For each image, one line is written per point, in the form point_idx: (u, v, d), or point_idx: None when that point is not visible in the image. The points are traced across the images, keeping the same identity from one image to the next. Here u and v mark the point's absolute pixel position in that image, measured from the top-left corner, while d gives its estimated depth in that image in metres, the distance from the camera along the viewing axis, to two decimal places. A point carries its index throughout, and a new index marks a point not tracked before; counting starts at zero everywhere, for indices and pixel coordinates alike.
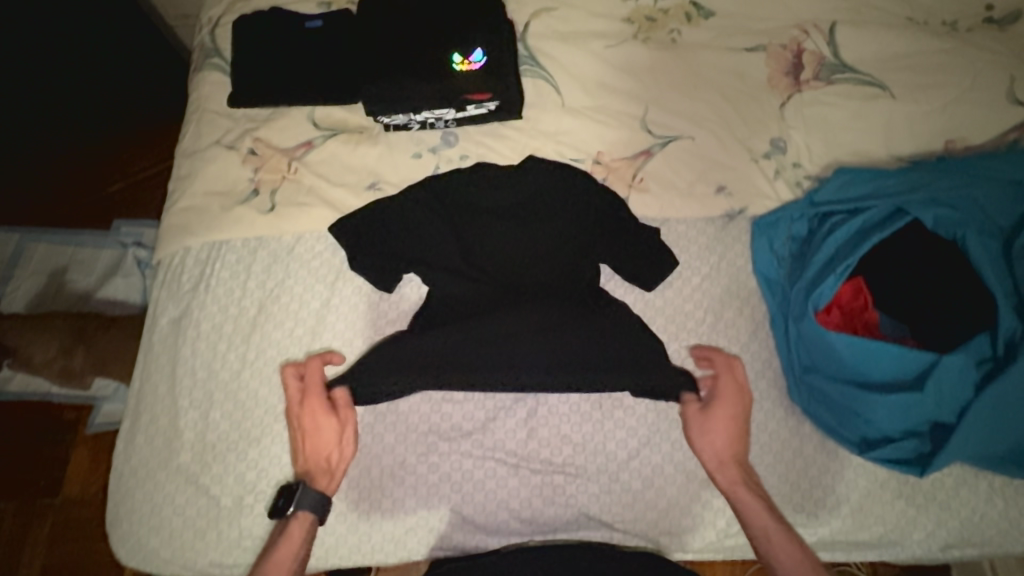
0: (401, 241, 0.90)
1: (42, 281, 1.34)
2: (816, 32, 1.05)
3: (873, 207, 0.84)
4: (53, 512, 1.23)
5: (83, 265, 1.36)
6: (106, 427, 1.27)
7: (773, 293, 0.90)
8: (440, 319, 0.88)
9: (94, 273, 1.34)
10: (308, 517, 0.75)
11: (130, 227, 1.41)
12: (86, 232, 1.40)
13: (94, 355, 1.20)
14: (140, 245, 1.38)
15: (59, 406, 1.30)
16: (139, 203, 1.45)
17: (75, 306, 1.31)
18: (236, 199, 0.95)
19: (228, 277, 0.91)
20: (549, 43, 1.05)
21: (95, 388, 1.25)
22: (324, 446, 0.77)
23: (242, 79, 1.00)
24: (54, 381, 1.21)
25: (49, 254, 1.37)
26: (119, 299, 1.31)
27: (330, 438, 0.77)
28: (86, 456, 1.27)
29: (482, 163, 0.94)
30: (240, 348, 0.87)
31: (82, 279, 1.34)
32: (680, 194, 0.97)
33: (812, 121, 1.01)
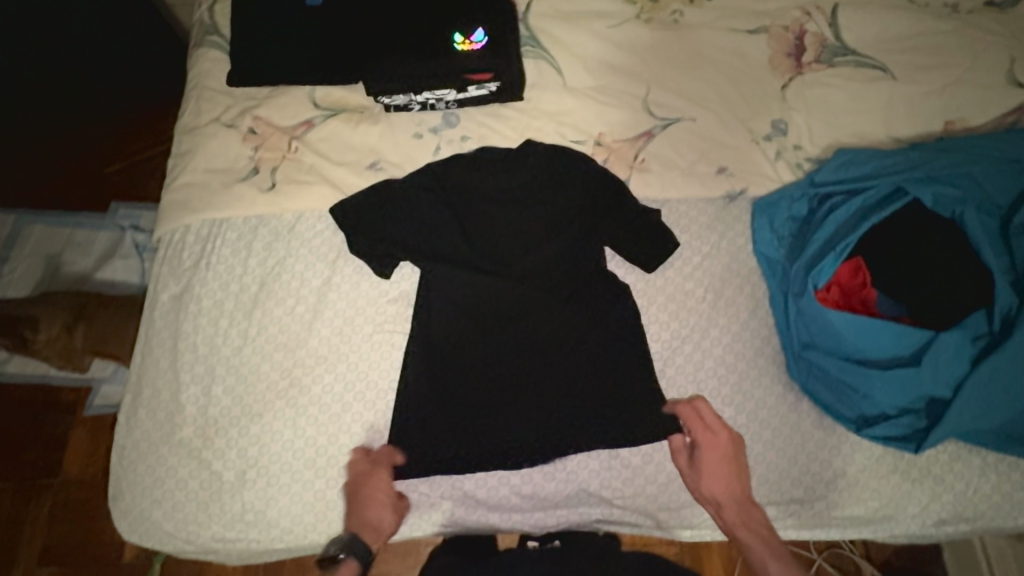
0: (401, 219, 0.90)
1: (40, 263, 1.36)
2: (818, 14, 1.05)
3: (873, 186, 0.85)
4: (53, 492, 1.24)
5: (80, 248, 1.38)
6: (104, 410, 1.29)
7: (773, 272, 0.90)
8: (442, 297, 0.88)
9: (92, 256, 1.37)
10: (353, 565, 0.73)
11: (128, 210, 1.42)
12: (82, 215, 1.41)
13: (94, 334, 1.20)
14: (138, 228, 1.40)
15: (57, 387, 1.31)
16: (138, 185, 1.46)
17: (72, 287, 1.33)
18: (236, 176, 0.95)
19: (228, 254, 0.91)
20: (551, 23, 1.05)
21: (92, 370, 1.28)
22: (378, 512, 0.78)
23: (241, 55, 0.99)
24: (54, 362, 1.22)
25: (45, 237, 1.38)
26: (117, 281, 1.33)
27: (381, 499, 0.78)
28: (85, 437, 1.27)
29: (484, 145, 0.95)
30: (242, 325, 0.87)
31: (79, 261, 1.36)
32: (681, 173, 0.97)
33: (813, 103, 1.01)
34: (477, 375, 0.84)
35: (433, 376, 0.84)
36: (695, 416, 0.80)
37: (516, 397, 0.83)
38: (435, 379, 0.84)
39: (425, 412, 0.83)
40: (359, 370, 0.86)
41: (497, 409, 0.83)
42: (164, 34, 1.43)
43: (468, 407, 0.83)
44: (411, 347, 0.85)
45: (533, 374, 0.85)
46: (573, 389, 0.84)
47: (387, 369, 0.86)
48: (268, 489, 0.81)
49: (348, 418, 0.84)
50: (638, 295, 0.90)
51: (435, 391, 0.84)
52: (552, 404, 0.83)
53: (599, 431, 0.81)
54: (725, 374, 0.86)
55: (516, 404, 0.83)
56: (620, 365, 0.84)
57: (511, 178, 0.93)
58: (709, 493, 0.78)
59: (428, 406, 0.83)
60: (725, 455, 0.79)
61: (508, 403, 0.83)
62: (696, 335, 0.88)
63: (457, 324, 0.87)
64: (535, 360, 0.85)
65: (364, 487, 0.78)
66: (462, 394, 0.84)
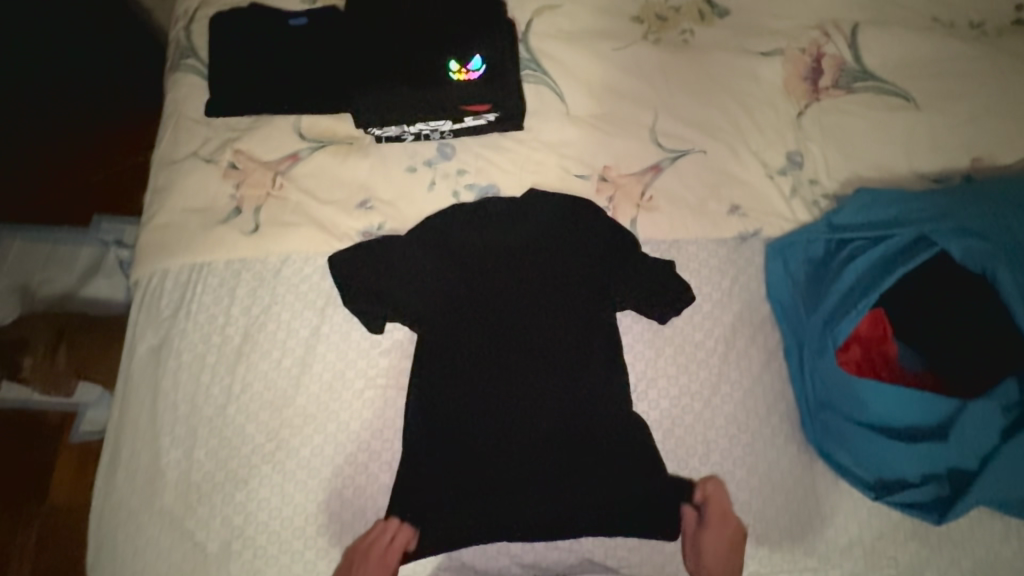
0: (397, 272, 0.85)
1: (17, 281, 1.29)
2: (837, 35, 1.01)
3: (896, 235, 0.80)
4: (40, 520, 1.20)
5: (60, 263, 1.32)
6: (90, 436, 1.25)
7: (788, 320, 0.85)
8: (439, 351, 0.83)
9: (74, 272, 1.31)
10: None
11: (112, 223, 1.37)
12: (64, 229, 1.36)
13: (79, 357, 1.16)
14: (122, 244, 1.35)
15: (42, 410, 1.27)
16: (121, 196, 1.41)
17: (54, 305, 1.26)
18: (216, 217, 0.89)
19: (210, 302, 0.86)
20: (554, 44, 1.00)
21: (77, 395, 1.24)
22: None
23: (225, 85, 0.93)
24: (40, 387, 1.19)
25: (26, 252, 1.32)
26: (101, 298, 1.28)
27: None
28: (72, 463, 1.24)
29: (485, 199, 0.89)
30: (224, 381, 0.82)
31: (60, 277, 1.30)
32: (689, 211, 0.92)
33: (830, 131, 0.97)
34: (478, 437, 0.80)
35: (436, 443, 0.79)
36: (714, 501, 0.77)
37: (533, 469, 0.78)
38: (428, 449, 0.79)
39: (433, 498, 0.77)
40: (351, 431, 0.81)
41: (498, 479, 0.78)
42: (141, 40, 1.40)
43: (473, 481, 0.78)
44: (410, 411, 0.81)
45: (536, 436, 0.79)
46: (577, 452, 0.79)
47: (380, 428, 0.81)
48: (254, 561, 0.76)
49: (339, 483, 0.79)
50: (632, 355, 0.85)
51: (435, 462, 0.79)
52: (558, 474, 0.78)
53: (603, 501, 0.77)
54: (737, 433, 0.81)
55: (526, 473, 0.78)
56: (631, 426, 0.80)
57: (510, 222, 0.88)
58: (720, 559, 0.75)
59: (431, 483, 0.78)
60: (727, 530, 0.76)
61: (516, 473, 0.78)
62: (706, 391, 0.83)
63: (451, 383, 0.82)
64: (538, 418, 0.80)
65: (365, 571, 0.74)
66: (467, 467, 0.78)
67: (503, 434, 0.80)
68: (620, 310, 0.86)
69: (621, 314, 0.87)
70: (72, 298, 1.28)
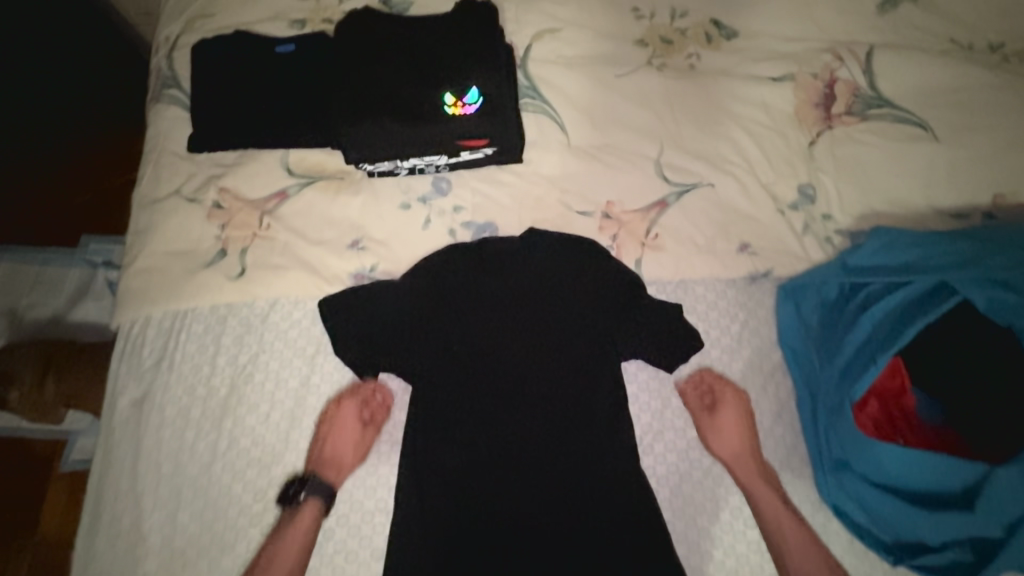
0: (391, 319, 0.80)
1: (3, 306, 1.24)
2: (850, 59, 0.97)
3: (914, 281, 0.76)
4: (29, 552, 1.17)
5: (48, 287, 1.27)
6: (81, 464, 1.23)
7: (801, 369, 0.81)
8: (436, 404, 0.79)
9: (63, 295, 1.26)
10: (317, 505, 0.74)
11: (100, 243, 1.31)
12: (49, 250, 1.30)
13: (67, 388, 1.13)
14: (111, 265, 1.29)
15: (32, 439, 1.24)
16: (112, 217, 1.38)
17: (43, 332, 1.22)
18: (200, 261, 0.84)
19: (195, 351, 0.82)
20: (555, 71, 0.96)
21: (67, 421, 1.22)
22: (344, 446, 0.78)
23: (207, 118, 0.89)
24: (26, 417, 1.15)
25: (13, 273, 1.27)
26: (92, 323, 1.24)
27: (349, 430, 0.79)
28: (63, 493, 1.21)
29: (485, 240, 0.85)
30: (210, 437, 0.78)
31: (49, 301, 1.25)
32: (696, 249, 0.88)
33: (844, 162, 0.93)
34: (479, 496, 0.76)
35: (433, 502, 0.76)
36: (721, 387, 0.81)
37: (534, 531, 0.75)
38: (426, 511, 0.75)
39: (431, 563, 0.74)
40: (342, 489, 0.78)
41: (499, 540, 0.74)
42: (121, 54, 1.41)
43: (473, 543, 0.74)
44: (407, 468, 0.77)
45: (537, 494, 0.76)
46: (581, 511, 0.76)
47: (373, 487, 0.78)
48: None
49: (330, 547, 0.76)
50: (637, 406, 0.81)
51: (433, 524, 0.75)
52: (560, 536, 0.75)
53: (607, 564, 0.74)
54: None
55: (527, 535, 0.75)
56: (637, 485, 0.76)
57: (510, 264, 0.84)
58: (733, 445, 0.77)
59: (428, 547, 0.74)
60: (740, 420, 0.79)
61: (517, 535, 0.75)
62: None
63: (450, 439, 0.78)
64: (540, 476, 0.77)
65: (334, 431, 0.78)
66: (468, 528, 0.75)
67: (505, 493, 0.76)
68: (625, 360, 0.82)
69: (626, 362, 0.83)
70: (60, 325, 1.23)
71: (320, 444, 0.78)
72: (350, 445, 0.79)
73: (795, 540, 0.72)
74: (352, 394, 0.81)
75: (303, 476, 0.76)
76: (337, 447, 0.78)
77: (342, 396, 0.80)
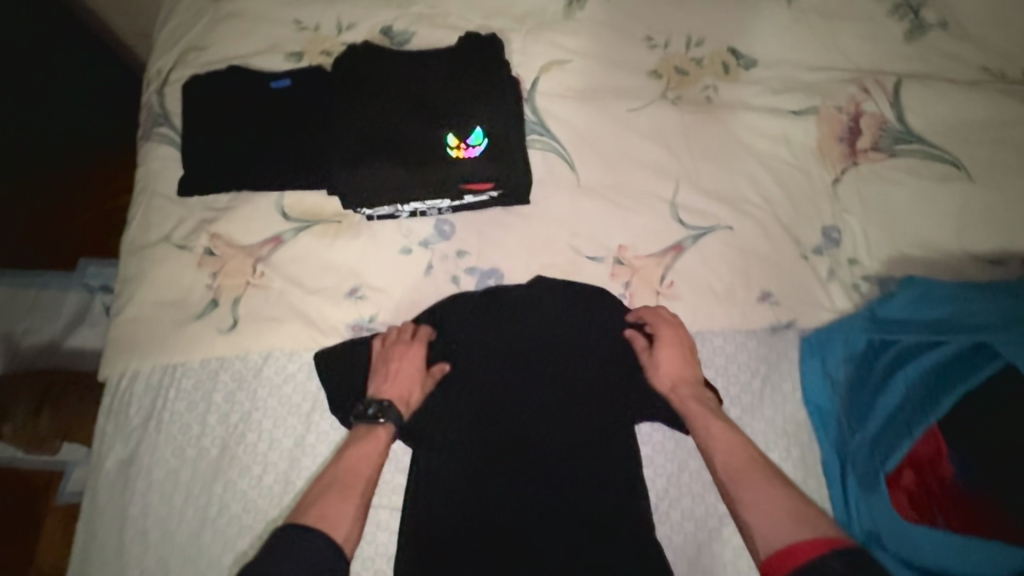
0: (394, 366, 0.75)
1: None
2: (877, 90, 0.91)
3: (949, 341, 0.72)
4: None
5: (46, 312, 1.23)
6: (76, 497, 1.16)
7: (827, 429, 0.75)
8: (437, 469, 0.73)
9: (60, 321, 1.23)
10: (387, 431, 0.70)
11: (98, 267, 1.27)
12: (47, 274, 1.26)
13: (61, 420, 1.10)
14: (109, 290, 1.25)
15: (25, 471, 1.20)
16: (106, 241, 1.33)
17: (41, 359, 1.20)
18: (191, 312, 0.81)
19: (184, 409, 0.78)
20: (563, 106, 0.91)
21: (63, 453, 1.17)
22: (408, 382, 0.75)
23: (197, 160, 0.84)
24: (20, 448, 1.12)
25: (10, 299, 1.24)
26: (89, 351, 1.21)
27: (415, 365, 0.76)
28: (58, 525, 1.17)
29: (497, 287, 0.83)
30: (199, 502, 0.75)
31: (46, 327, 1.22)
32: (714, 298, 0.83)
33: (871, 203, 0.87)
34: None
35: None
36: (659, 317, 0.79)
37: None
38: None
39: None
40: None
41: None
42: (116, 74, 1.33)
43: None
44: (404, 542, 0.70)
45: None
46: None
47: (371, 557, 0.74)
48: None
49: None
50: (652, 469, 0.77)
51: None
52: None
53: None
54: None
55: None
56: None
57: (519, 317, 0.80)
58: (670, 376, 0.74)
59: None
60: (679, 348, 0.76)
61: None
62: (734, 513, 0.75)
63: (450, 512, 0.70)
64: None
65: (399, 361, 0.75)
66: None
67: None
68: (639, 420, 0.77)
69: (639, 423, 0.78)
70: (56, 353, 1.20)
71: (386, 380, 0.74)
72: (415, 378, 0.75)
73: (735, 459, 0.63)
74: (414, 336, 0.78)
75: (379, 401, 0.71)
76: (403, 377, 0.75)
77: (401, 339, 0.78)
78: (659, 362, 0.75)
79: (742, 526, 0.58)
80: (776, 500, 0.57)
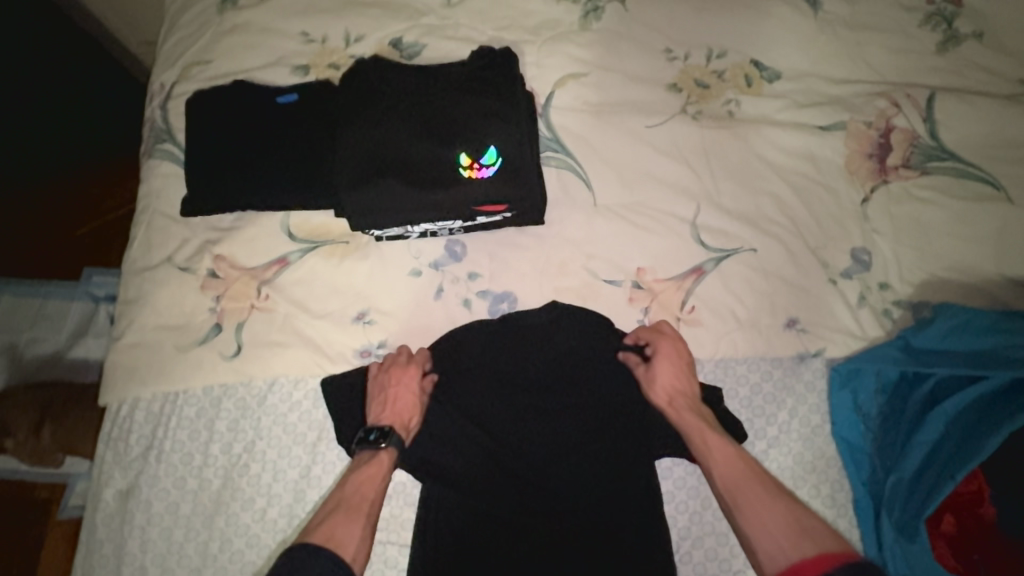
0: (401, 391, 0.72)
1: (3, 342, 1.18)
2: (909, 105, 0.87)
3: (989, 376, 0.69)
4: None
5: (53, 324, 1.21)
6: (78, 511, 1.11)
7: (858, 466, 0.74)
8: (448, 506, 0.70)
9: (63, 332, 1.20)
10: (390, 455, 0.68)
11: (102, 277, 1.23)
12: (53, 283, 1.23)
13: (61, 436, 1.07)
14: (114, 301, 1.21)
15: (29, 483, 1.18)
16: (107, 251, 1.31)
17: (43, 370, 1.17)
18: (193, 336, 0.78)
19: (185, 439, 0.75)
20: (579, 121, 0.88)
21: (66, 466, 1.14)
22: (407, 407, 0.72)
23: (199, 179, 0.81)
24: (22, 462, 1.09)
25: (14, 307, 1.21)
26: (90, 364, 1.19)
27: (414, 387, 0.73)
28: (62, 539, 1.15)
29: (517, 312, 0.79)
30: (200, 538, 0.72)
31: (50, 338, 1.20)
32: (738, 325, 0.79)
33: (903, 224, 0.83)
34: None
35: None
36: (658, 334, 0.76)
37: None
38: None
39: None
40: None
41: None
42: (116, 80, 1.31)
43: None
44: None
45: None
46: None
47: None
48: None
49: None
50: (673, 506, 0.73)
51: None
52: None
53: None
54: None
55: None
56: None
57: (535, 344, 0.78)
58: (668, 392, 0.71)
59: None
60: (679, 364, 0.73)
61: None
62: None
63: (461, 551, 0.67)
64: None
65: (396, 384, 0.72)
66: None
67: None
68: (658, 457, 0.73)
69: (659, 458, 0.74)
70: (60, 364, 1.18)
71: (384, 406, 0.71)
72: (413, 401, 0.72)
73: (735, 474, 0.63)
74: (410, 358, 0.75)
75: (380, 426, 0.68)
76: (402, 401, 0.72)
77: (396, 362, 0.74)
78: (657, 378, 0.72)
79: (743, 539, 0.59)
80: (780, 519, 0.57)
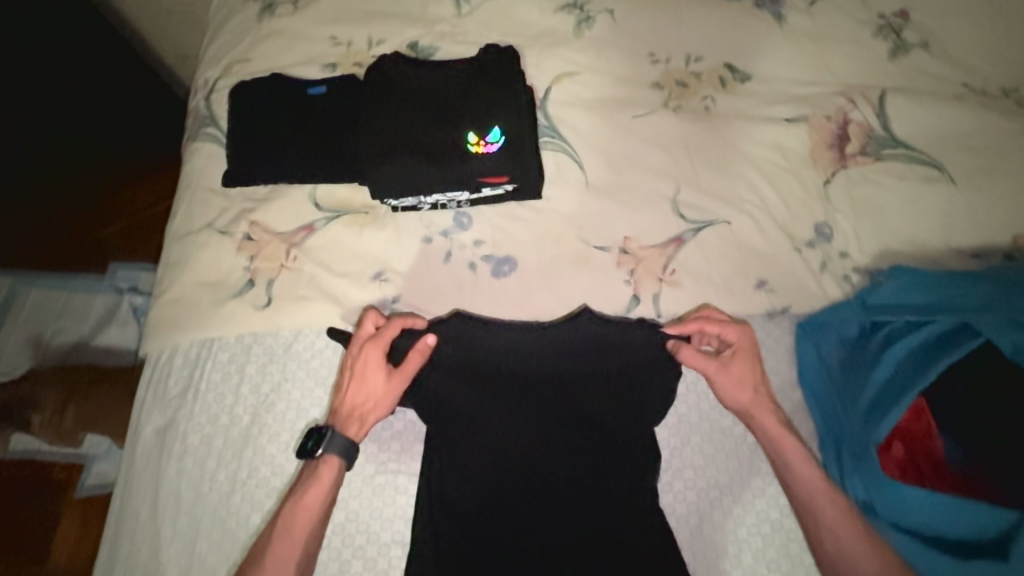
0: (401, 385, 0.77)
1: (31, 331, 1.29)
2: (863, 101, 0.99)
3: (936, 321, 0.78)
4: None
5: (74, 314, 1.31)
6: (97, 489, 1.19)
7: (821, 406, 0.82)
8: (452, 431, 0.77)
9: (88, 322, 1.30)
10: (336, 462, 0.75)
11: (127, 271, 1.36)
12: (80, 278, 1.36)
13: (84, 413, 1.19)
14: (136, 291, 1.34)
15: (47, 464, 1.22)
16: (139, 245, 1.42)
17: (67, 358, 1.25)
18: (229, 290, 0.87)
19: (219, 380, 0.84)
20: (573, 112, 0.99)
21: (86, 445, 1.20)
22: (365, 397, 0.77)
23: (239, 156, 0.93)
24: (46, 440, 1.19)
25: (38, 307, 1.32)
26: (115, 348, 1.27)
27: (365, 378, 0.77)
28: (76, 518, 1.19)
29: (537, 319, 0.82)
30: (231, 467, 0.80)
31: (74, 327, 1.29)
32: (714, 287, 0.88)
33: (860, 203, 0.94)
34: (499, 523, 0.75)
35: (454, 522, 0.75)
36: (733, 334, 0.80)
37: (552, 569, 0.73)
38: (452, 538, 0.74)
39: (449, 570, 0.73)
40: (360, 521, 0.78)
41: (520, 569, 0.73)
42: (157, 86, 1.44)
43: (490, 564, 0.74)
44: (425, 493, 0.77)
45: (556, 531, 0.75)
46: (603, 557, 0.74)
47: (389, 519, 0.79)
48: None
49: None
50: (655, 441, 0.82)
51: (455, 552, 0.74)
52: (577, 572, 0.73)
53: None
54: (770, 533, 0.78)
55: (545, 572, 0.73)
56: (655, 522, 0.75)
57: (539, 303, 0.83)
58: (744, 392, 0.78)
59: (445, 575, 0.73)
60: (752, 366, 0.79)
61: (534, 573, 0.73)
62: (735, 486, 0.80)
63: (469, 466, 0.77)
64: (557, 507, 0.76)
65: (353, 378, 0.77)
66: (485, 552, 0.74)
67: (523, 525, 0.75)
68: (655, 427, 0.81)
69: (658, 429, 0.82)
70: (86, 350, 1.27)
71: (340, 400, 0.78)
72: (370, 393, 0.77)
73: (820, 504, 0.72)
74: (370, 339, 0.78)
75: (320, 431, 0.75)
76: (356, 397, 0.77)
77: (368, 336, 0.79)
78: (733, 376, 0.79)
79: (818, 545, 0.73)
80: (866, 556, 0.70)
